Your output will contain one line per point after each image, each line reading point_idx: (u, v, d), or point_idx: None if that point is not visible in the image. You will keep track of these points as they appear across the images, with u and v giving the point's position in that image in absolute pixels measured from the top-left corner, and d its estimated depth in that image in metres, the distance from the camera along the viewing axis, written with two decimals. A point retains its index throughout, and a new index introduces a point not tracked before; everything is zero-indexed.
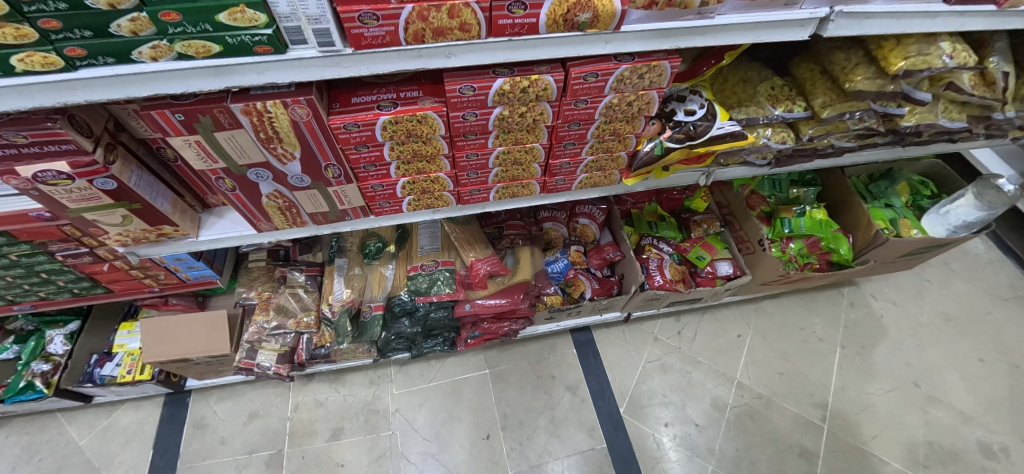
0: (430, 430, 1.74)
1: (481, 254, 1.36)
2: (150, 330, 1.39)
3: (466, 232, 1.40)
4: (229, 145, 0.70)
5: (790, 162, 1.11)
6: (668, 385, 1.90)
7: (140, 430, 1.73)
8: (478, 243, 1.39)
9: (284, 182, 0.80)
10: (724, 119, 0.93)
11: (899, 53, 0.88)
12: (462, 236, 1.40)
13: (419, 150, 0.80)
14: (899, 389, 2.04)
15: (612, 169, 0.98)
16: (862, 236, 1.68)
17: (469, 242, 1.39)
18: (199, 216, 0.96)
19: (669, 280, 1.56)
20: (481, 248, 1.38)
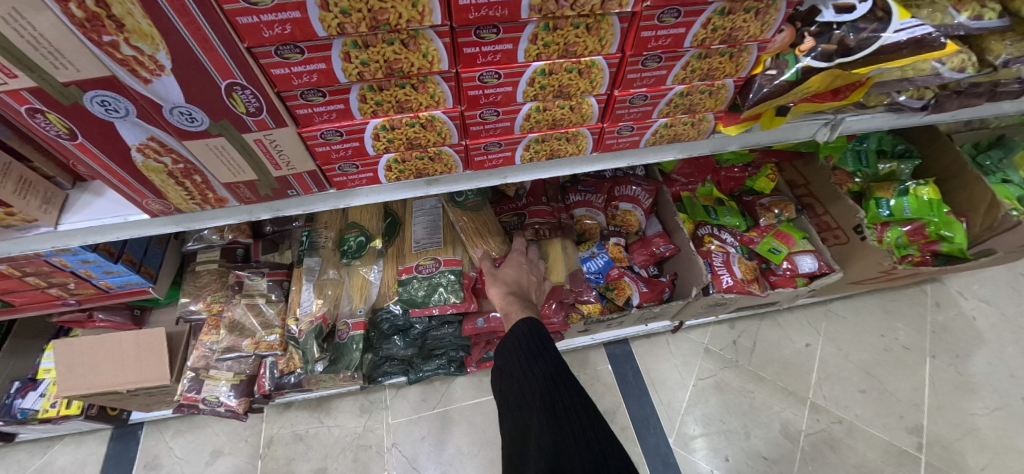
0: (434, 470, 1.40)
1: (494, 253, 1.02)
2: (67, 354, 1.06)
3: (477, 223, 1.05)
4: (18, 35, 0.35)
5: (952, 104, 0.76)
6: (726, 409, 1.54)
7: (79, 472, 1.41)
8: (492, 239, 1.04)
9: (162, 122, 0.46)
10: (905, 16, 0.57)
11: None
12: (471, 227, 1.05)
13: (395, 61, 0.45)
14: (1007, 408, 1.66)
15: (705, 110, 0.63)
16: (982, 219, 1.32)
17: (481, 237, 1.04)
18: (66, 195, 0.63)
19: (740, 280, 1.21)
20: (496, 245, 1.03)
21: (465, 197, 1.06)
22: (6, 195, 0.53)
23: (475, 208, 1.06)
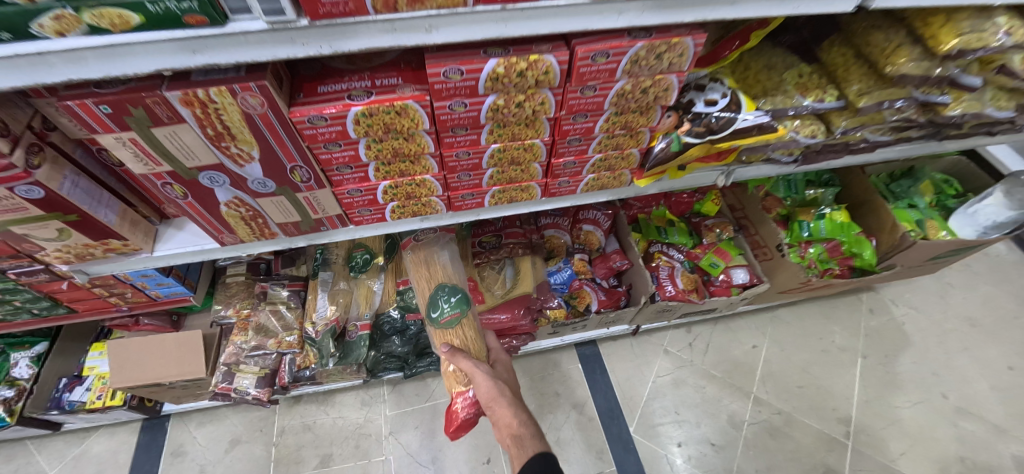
0: (426, 455, 1.61)
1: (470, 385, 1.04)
2: (119, 352, 1.28)
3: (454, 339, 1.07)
4: (172, 144, 0.59)
5: (818, 159, 1.00)
6: (681, 403, 1.77)
7: (114, 458, 1.61)
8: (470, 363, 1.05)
9: (243, 187, 0.70)
10: (749, 109, 0.82)
11: (951, 30, 0.75)
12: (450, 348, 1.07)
13: (399, 149, 0.69)
14: (927, 401, 1.91)
15: (622, 168, 0.87)
16: (887, 239, 1.57)
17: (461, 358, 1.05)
18: (155, 228, 0.86)
19: (682, 290, 1.45)
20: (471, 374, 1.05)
21: (439, 312, 1.08)
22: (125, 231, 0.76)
23: (452, 325, 1.07)
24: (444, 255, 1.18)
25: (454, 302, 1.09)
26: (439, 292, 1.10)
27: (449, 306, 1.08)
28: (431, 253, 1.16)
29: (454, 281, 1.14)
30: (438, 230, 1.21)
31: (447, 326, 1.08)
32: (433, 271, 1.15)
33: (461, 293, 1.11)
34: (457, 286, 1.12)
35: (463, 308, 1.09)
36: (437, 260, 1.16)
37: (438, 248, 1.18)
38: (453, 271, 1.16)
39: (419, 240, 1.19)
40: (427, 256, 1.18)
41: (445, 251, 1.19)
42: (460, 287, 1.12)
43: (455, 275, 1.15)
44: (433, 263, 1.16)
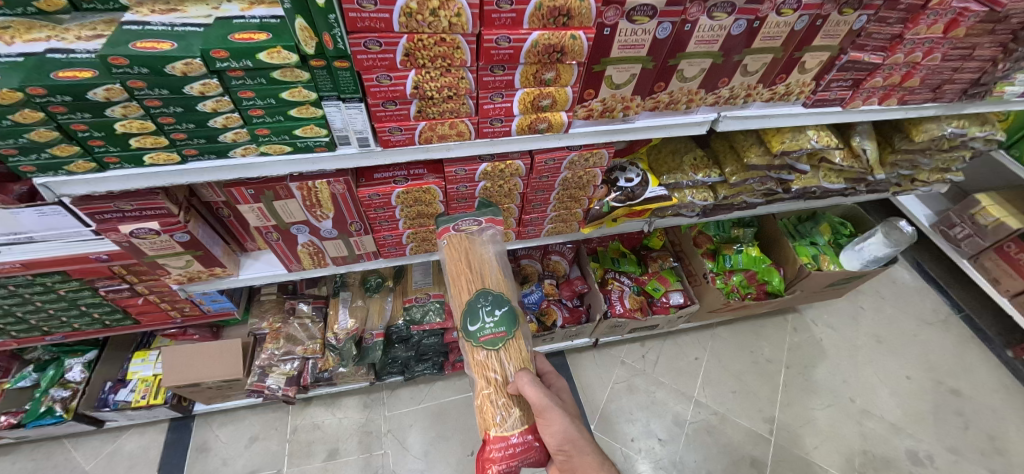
0: (419, 448, 1.90)
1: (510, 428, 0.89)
2: (172, 357, 1.53)
3: (493, 364, 0.92)
4: (282, 210, 0.96)
5: (714, 214, 1.41)
6: (635, 405, 2.12)
7: (144, 454, 1.84)
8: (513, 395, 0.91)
9: (317, 234, 1.06)
10: (655, 185, 1.23)
11: (778, 139, 1.20)
12: (489, 375, 0.92)
13: (422, 211, 1.07)
14: (836, 404, 2.29)
15: (572, 221, 1.25)
16: (790, 269, 1.99)
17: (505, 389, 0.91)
18: (239, 258, 1.20)
19: (629, 309, 1.82)
20: (512, 410, 0.90)
21: (479, 327, 0.93)
22: (226, 260, 1.11)
23: (493, 345, 0.93)
24: (490, 256, 0.99)
25: (499, 318, 0.95)
26: (482, 301, 0.94)
27: (493, 321, 0.94)
28: (474, 250, 0.99)
29: (499, 292, 0.97)
30: (483, 224, 1.01)
31: (487, 344, 0.93)
32: (473, 277, 0.96)
33: (507, 307, 0.96)
34: (504, 299, 0.96)
35: (508, 327, 0.95)
36: (481, 262, 0.98)
37: (483, 247, 1.00)
38: (499, 280, 0.98)
39: (461, 230, 1.00)
40: (469, 253, 0.99)
41: (491, 252, 1.01)
42: (508, 302, 0.96)
43: (501, 285, 0.98)
44: (475, 266, 0.97)
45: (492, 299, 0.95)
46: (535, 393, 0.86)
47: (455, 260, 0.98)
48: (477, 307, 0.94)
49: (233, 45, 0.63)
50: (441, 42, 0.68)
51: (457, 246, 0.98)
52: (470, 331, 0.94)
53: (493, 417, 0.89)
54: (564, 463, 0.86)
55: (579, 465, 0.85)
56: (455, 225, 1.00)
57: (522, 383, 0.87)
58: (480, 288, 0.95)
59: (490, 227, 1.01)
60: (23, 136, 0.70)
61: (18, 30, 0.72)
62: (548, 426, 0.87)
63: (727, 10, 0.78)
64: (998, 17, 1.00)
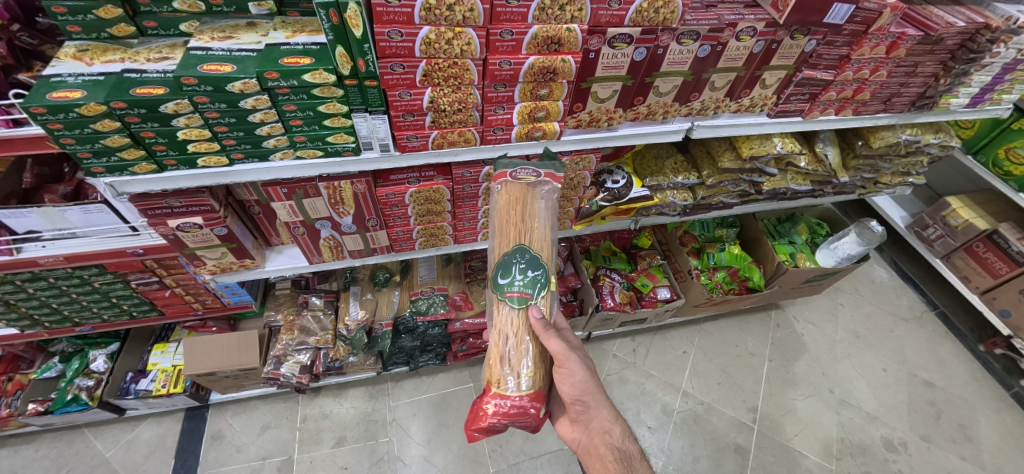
0: (423, 436, 1.95)
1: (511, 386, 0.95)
2: (190, 347, 1.61)
3: (514, 320, 0.99)
4: (310, 207, 1.10)
5: (694, 213, 1.56)
6: (626, 396, 2.18)
7: (161, 443, 1.87)
8: (524, 359, 0.97)
9: (338, 229, 1.20)
10: (638, 186, 1.39)
11: (747, 145, 1.36)
12: (504, 332, 0.99)
13: (432, 208, 1.20)
14: (816, 395, 2.27)
15: (564, 218, 1.39)
16: (769, 266, 2.12)
17: (521, 349, 0.98)
18: (265, 251, 1.34)
19: (619, 303, 1.96)
20: (519, 372, 0.96)
21: (511, 281, 0.99)
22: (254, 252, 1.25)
23: (515, 304, 0.99)
24: (541, 213, 1.02)
25: (528, 279, 0.99)
26: (518, 257, 1.00)
27: (522, 280, 0.99)
28: (529, 200, 1.01)
29: (537, 254, 1.01)
30: (541, 177, 1.02)
31: (512, 299, 0.99)
32: (517, 228, 1.01)
33: (539, 272, 1.01)
34: (539, 263, 1.01)
35: (534, 291, 1.00)
36: (532, 216, 1.01)
37: (538, 202, 1.02)
38: (540, 238, 1.02)
39: (517, 178, 1.01)
40: (524, 200, 1.01)
41: (544, 206, 1.03)
42: (542, 266, 1.01)
43: (541, 249, 1.02)
44: (525, 218, 1.01)
45: (530, 259, 1.00)
46: (561, 345, 0.96)
47: (509, 204, 1.01)
48: (512, 262, 1.00)
49: (283, 67, 0.77)
50: (453, 65, 0.83)
51: (512, 193, 1.00)
52: (499, 283, 1.00)
53: (495, 374, 0.97)
54: (581, 413, 1.02)
55: (594, 416, 1.02)
56: (512, 172, 1.01)
57: (548, 339, 0.96)
58: (519, 243, 1.00)
59: (547, 183, 1.03)
60: (99, 142, 0.83)
61: (96, 52, 0.85)
62: (566, 381, 0.99)
63: (692, 37, 0.93)
64: (933, 40, 1.14)
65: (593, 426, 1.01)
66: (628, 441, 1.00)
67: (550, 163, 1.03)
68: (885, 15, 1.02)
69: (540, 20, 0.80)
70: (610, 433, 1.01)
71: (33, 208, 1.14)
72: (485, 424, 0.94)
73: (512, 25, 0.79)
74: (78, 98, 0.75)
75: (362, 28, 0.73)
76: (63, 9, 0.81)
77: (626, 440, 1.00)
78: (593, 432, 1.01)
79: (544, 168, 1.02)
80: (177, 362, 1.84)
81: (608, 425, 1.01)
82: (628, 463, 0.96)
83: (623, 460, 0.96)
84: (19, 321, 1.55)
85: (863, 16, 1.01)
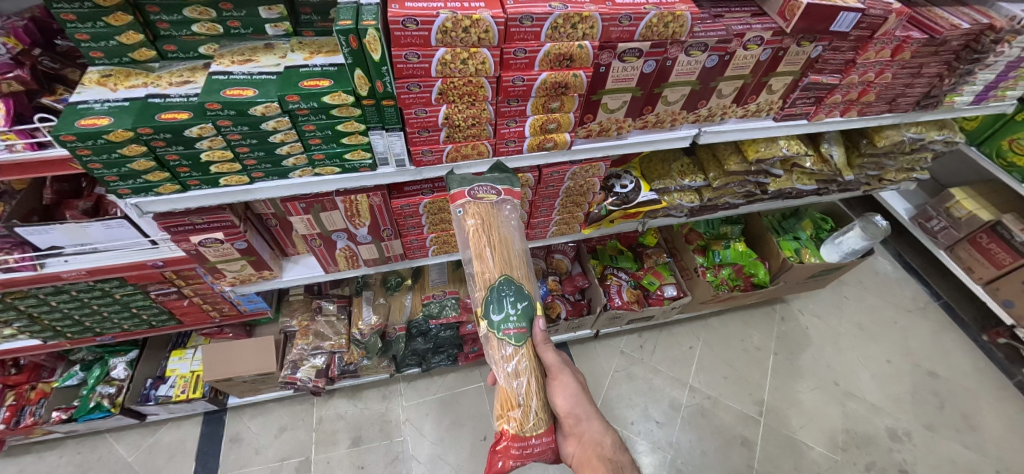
0: (437, 435, 1.98)
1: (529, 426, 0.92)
2: (210, 353, 1.65)
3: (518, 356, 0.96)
4: (327, 219, 1.14)
5: (701, 214, 1.59)
6: (633, 391, 2.20)
7: (182, 446, 1.91)
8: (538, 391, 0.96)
9: (354, 240, 1.23)
10: (646, 190, 1.40)
11: (754, 148, 1.39)
12: (512, 369, 0.95)
13: (445, 217, 1.23)
14: (821, 387, 2.29)
15: (574, 223, 1.42)
16: (775, 262, 2.13)
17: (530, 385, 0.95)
18: (282, 261, 1.38)
19: (627, 301, 1.98)
20: (538, 407, 0.94)
21: (505, 318, 0.96)
22: (273, 262, 1.29)
23: (516, 340, 0.96)
24: (510, 230, 1.02)
25: (520, 312, 0.97)
26: (505, 292, 0.96)
27: (516, 315, 0.97)
28: (496, 219, 1.00)
29: (522, 284, 0.99)
30: (502, 194, 1.01)
31: (512, 337, 0.96)
32: (501, 260, 0.98)
33: (527, 301, 0.99)
34: (526, 293, 0.99)
35: (528, 323, 0.99)
36: (506, 238, 1.00)
37: (506, 221, 1.02)
38: (518, 265, 1.01)
39: (478, 198, 0.99)
40: (491, 220, 0.99)
41: (511, 225, 1.02)
42: (529, 296, 0.99)
43: (522, 278, 1.00)
44: (501, 234, 1.00)
45: (517, 291, 0.97)
46: (554, 359, 0.98)
47: (478, 228, 0.98)
48: (499, 297, 0.96)
49: (304, 90, 0.79)
50: (468, 83, 0.84)
51: (479, 215, 0.98)
52: (493, 321, 0.96)
53: (518, 416, 0.92)
54: (573, 426, 0.95)
55: (585, 428, 0.95)
56: (472, 190, 0.99)
57: (544, 350, 0.99)
58: (503, 275, 0.97)
59: (506, 199, 1.02)
60: (125, 166, 0.85)
61: (119, 77, 0.87)
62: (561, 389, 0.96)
63: (700, 49, 0.96)
64: (938, 42, 1.15)
65: (586, 438, 0.94)
66: (620, 451, 0.96)
67: (505, 177, 1.02)
68: (891, 20, 1.03)
69: (552, 38, 0.82)
70: (603, 445, 0.95)
71: (57, 226, 1.15)
72: (505, 468, 0.89)
73: (525, 44, 0.81)
74: (106, 124, 0.77)
75: (380, 51, 0.75)
76: (85, 35, 0.83)
77: (618, 452, 0.95)
78: (585, 445, 0.94)
79: (502, 182, 1.01)
80: (195, 367, 1.87)
81: (599, 437, 0.95)
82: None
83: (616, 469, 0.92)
84: (42, 332, 1.58)
85: (869, 22, 1.02)
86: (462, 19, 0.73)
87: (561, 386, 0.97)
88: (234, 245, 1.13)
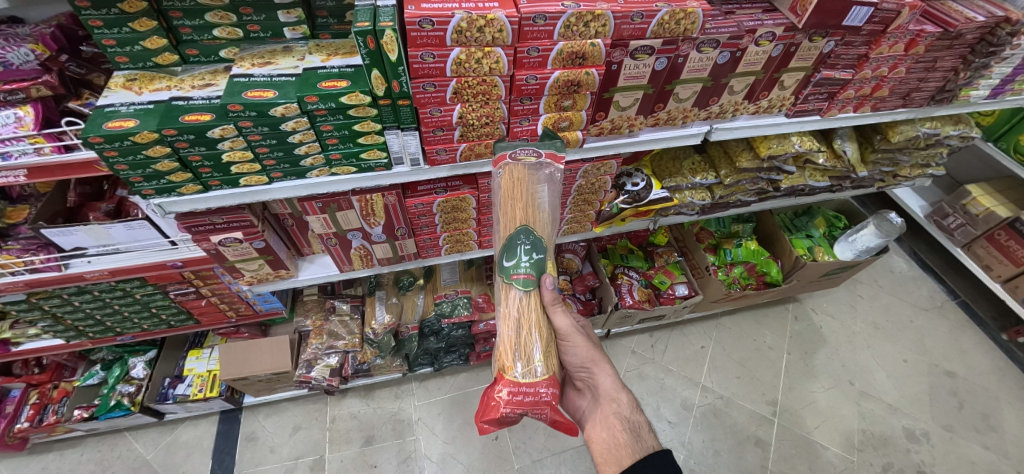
0: (449, 434, 1.99)
1: (526, 376, 0.92)
2: (227, 352, 1.67)
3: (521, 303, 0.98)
4: (343, 219, 1.16)
5: (713, 211, 1.59)
6: (645, 391, 2.19)
7: (199, 444, 1.94)
8: (536, 338, 0.96)
9: (368, 239, 1.25)
10: (658, 188, 1.41)
11: (765, 145, 1.40)
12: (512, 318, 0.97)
13: (458, 216, 1.25)
14: (836, 387, 2.26)
15: (585, 221, 1.42)
16: (787, 261, 2.11)
17: (529, 333, 0.96)
18: (297, 261, 1.40)
19: (638, 300, 1.98)
20: (533, 351, 0.94)
21: (516, 262, 0.99)
22: (289, 261, 1.32)
23: (523, 286, 0.98)
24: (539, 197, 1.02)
25: (533, 262, 0.99)
26: (523, 238, 0.99)
27: (527, 263, 0.99)
28: (527, 181, 1.00)
29: (540, 238, 1.01)
30: (544, 157, 1.00)
31: (518, 281, 0.98)
32: (523, 211, 1.00)
33: (543, 253, 1.01)
34: (542, 246, 1.01)
35: (540, 273, 1.00)
36: (531, 199, 1.01)
37: (534, 191, 1.01)
38: (544, 221, 1.02)
39: (518, 159, 0.99)
40: (523, 181, 1.00)
41: (541, 191, 1.02)
42: (545, 249, 1.01)
43: (544, 233, 1.02)
44: (524, 199, 1.00)
45: (533, 240, 0.99)
46: (565, 323, 1.01)
47: (508, 185, 1.00)
48: (516, 243, 0.99)
49: (321, 91, 0.81)
50: (482, 82, 0.86)
51: (513, 174, 0.99)
52: (505, 266, 1.00)
53: (510, 359, 0.93)
54: (586, 377, 1.05)
55: (600, 382, 1.03)
56: (512, 153, 0.98)
57: (557, 312, 1.01)
58: (524, 226, 0.99)
59: (547, 164, 1.01)
60: (150, 167, 0.88)
61: (143, 81, 0.90)
62: (572, 347, 1.04)
63: (712, 45, 0.96)
64: (953, 36, 1.14)
65: (601, 393, 1.02)
66: (637, 411, 0.99)
67: (550, 143, 1.00)
68: (904, 14, 1.02)
69: (565, 36, 0.83)
70: (619, 402, 1.00)
71: (81, 226, 1.18)
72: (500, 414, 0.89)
73: (538, 43, 0.82)
74: (132, 127, 0.79)
75: (397, 52, 0.77)
76: (111, 41, 0.85)
77: (634, 411, 0.99)
78: (603, 401, 1.01)
79: (546, 148, 1.00)
80: (211, 367, 1.90)
81: (614, 393, 1.01)
82: (638, 433, 0.95)
83: (633, 428, 0.96)
84: (65, 332, 1.63)
85: (881, 16, 1.02)
86: (477, 19, 0.74)
87: (573, 346, 1.03)
88: (252, 244, 1.15)
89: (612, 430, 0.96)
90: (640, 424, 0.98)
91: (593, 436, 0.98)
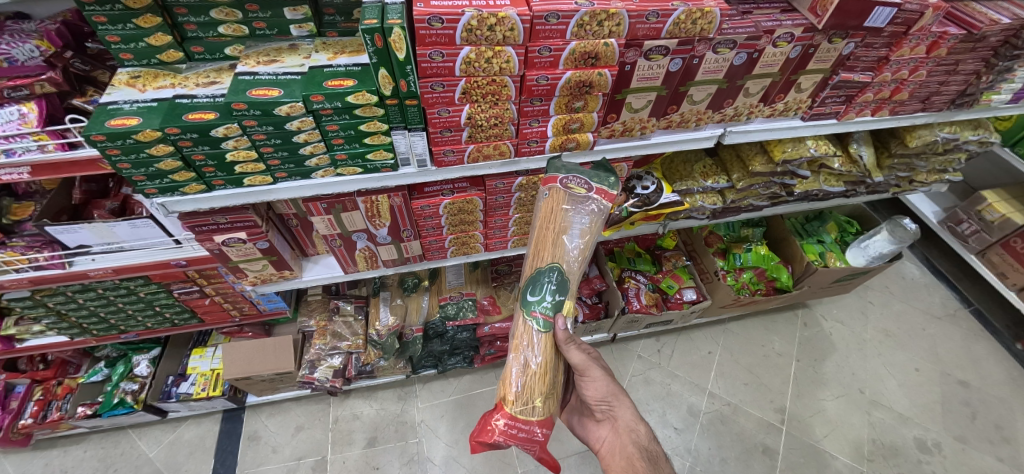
0: (452, 437, 1.97)
1: (526, 414, 0.93)
2: (229, 352, 1.66)
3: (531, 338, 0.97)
4: (348, 220, 1.14)
5: (724, 216, 1.55)
6: (652, 396, 2.16)
7: (201, 443, 1.94)
8: (541, 381, 0.95)
9: (373, 240, 1.23)
10: (668, 191, 1.38)
11: (779, 150, 1.37)
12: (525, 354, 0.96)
13: (465, 218, 1.23)
14: (845, 395, 2.22)
15: None
16: (798, 266, 2.08)
17: (536, 373, 0.95)
18: (302, 261, 1.39)
19: (645, 304, 1.96)
20: (537, 394, 0.94)
21: (538, 301, 0.96)
22: (293, 261, 1.30)
23: (540, 327, 0.95)
24: (576, 230, 0.96)
25: (555, 303, 0.95)
26: (550, 278, 0.95)
27: (549, 303, 0.95)
28: (563, 214, 0.96)
29: (569, 279, 0.96)
30: (592, 191, 0.97)
31: (536, 321, 0.96)
32: (556, 249, 0.96)
33: (569, 296, 0.97)
34: (568, 288, 0.96)
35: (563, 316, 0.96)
36: (565, 232, 0.96)
37: (572, 218, 0.96)
38: (577, 261, 0.97)
39: (567, 187, 0.97)
40: (558, 214, 0.97)
41: (578, 227, 0.96)
42: (569, 293, 0.96)
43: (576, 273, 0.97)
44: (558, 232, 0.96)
45: (559, 282, 0.95)
46: (580, 357, 0.98)
47: (545, 214, 0.98)
48: (541, 281, 0.96)
49: (327, 90, 0.79)
50: (491, 82, 0.83)
51: (553, 201, 0.97)
52: (528, 300, 0.97)
53: (511, 394, 0.94)
54: (605, 412, 1.02)
55: (620, 415, 1.00)
56: (564, 179, 0.97)
57: (569, 350, 0.97)
58: (555, 263, 0.96)
59: (595, 200, 0.97)
60: (154, 166, 0.86)
61: (147, 79, 0.88)
62: (593, 382, 1.01)
63: (728, 46, 0.93)
64: (976, 38, 1.10)
65: (620, 425, 0.99)
66: (655, 442, 0.98)
67: (602, 177, 0.98)
68: (928, 15, 0.99)
69: (578, 36, 0.80)
70: (637, 432, 0.99)
71: (84, 224, 1.17)
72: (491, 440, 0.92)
73: (550, 42, 0.79)
74: (135, 124, 0.77)
75: (405, 50, 0.75)
76: (116, 37, 0.84)
77: (652, 441, 0.98)
78: (621, 431, 0.99)
79: (596, 180, 0.97)
80: (215, 365, 1.89)
81: (633, 424, 0.99)
82: (656, 462, 0.94)
83: (651, 458, 0.94)
84: (69, 328, 1.62)
85: (904, 17, 0.98)
86: (488, 17, 0.72)
87: (593, 378, 1.00)
88: (255, 244, 1.14)
89: (629, 458, 0.94)
90: (657, 454, 0.97)
91: (611, 465, 0.97)
